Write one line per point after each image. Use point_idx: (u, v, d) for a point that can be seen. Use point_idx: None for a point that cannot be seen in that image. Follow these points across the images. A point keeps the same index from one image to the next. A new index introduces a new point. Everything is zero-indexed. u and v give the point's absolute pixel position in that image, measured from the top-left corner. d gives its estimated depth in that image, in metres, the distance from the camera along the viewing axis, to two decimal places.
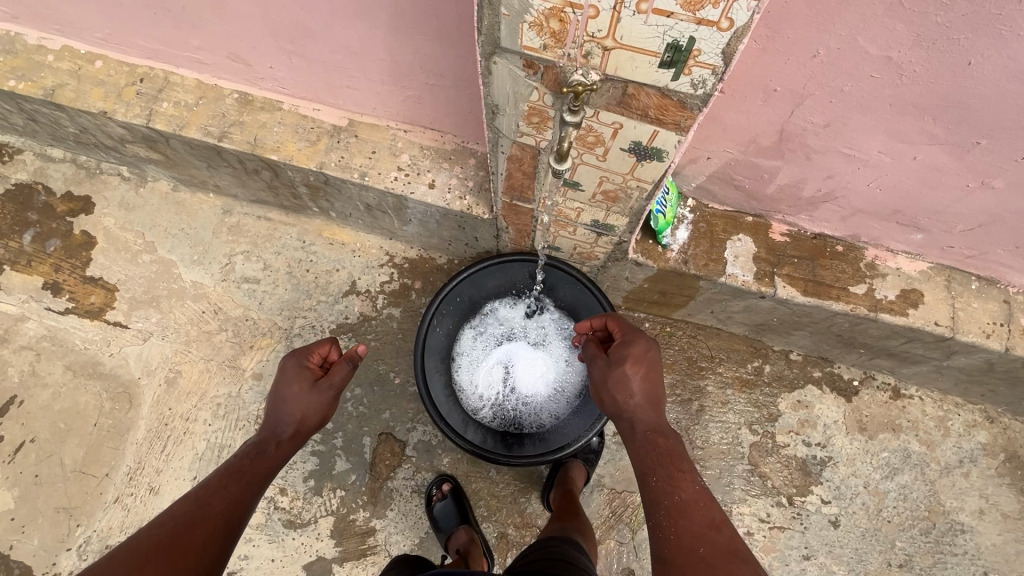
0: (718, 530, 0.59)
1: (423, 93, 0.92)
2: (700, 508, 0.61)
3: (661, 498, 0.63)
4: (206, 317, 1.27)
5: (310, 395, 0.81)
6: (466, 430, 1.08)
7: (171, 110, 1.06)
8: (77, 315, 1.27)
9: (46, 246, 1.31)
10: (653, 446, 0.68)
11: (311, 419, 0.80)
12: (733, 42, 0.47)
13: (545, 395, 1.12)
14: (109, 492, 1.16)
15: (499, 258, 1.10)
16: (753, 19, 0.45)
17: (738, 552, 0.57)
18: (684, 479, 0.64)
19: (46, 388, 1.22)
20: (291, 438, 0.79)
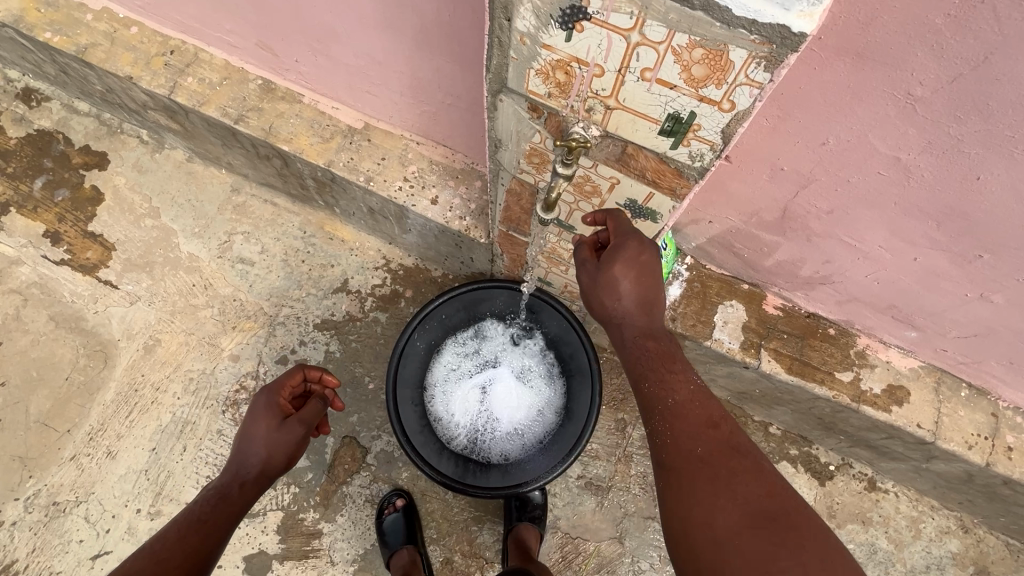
0: (759, 470, 0.55)
1: (438, 110, 0.93)
2: (734, 451, 0.57)
3: (690, 451, 0.57)
4: (195, 290, 1.27)
5: (278, 433, 0.76)
6: (439, 460, 1.06)
7: (194, 86, 1.07)
8: (71, 268, 1.28)
9: (54, 195, 1.32)
10: (677, 393, 0.62)
11: (277, 457, 0.75)
12: (733, 124, 0.46)
13: (515, 425, 1.11)
14: (67, 449, 1.16)
15: (492, 282, 1.09)
16: (756, 106, 0.44)
17: (781, 491, 0.54)
18: (713, 422, 0.60)
19: (27, 334, 1.23)
20: (256, 479, 0.74)
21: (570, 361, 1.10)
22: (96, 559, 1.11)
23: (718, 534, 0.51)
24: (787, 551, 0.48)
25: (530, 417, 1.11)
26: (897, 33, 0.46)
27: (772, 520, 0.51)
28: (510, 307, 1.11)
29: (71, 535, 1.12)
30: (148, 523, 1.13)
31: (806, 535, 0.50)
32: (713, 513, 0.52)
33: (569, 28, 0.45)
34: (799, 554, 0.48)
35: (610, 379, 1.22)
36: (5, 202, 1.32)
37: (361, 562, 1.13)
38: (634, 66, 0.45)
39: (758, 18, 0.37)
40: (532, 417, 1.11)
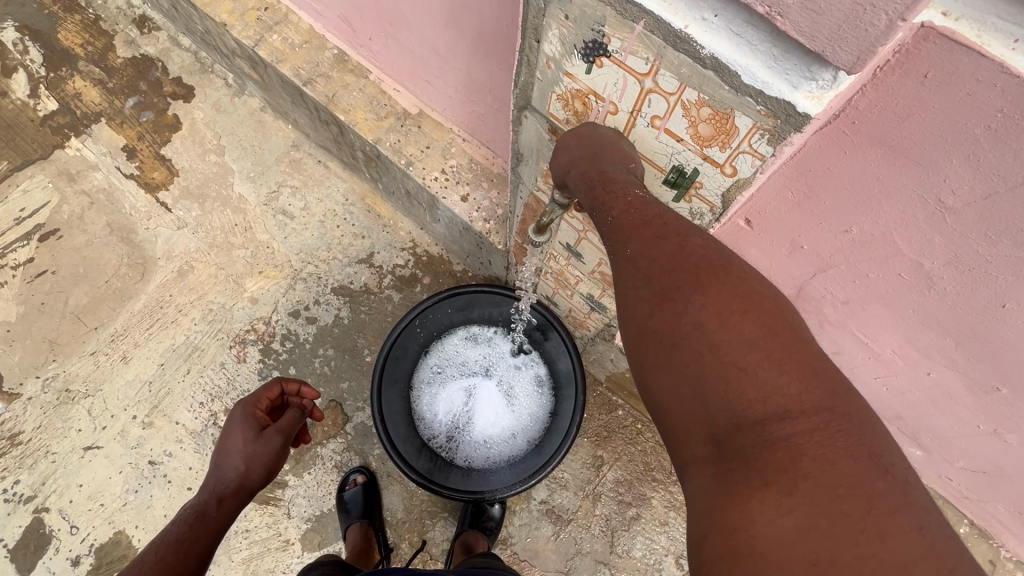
0: (743, 314, 0.41)
1: (487, 113, 0.95)
2: (710, 303, 0.42)
3: (658, 326, 0.43)
4: (236, 230, 1.36)
5: (256, 446, 0.79)
6: (416, 456, 1.08)
7: (277, 43, 1.14)
8: (137, 183, 1.39)
9: (140, 115, 1.43)
10: (645, 252, 0.45)
11: (255, 470, 0.77)
12: (733, 189, 0.49)
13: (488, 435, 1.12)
14: (90, 344, 1.28)
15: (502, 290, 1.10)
16: (756, 176, 0.47)
17: (772, 313, 0.41)
18: (688, 273, 0.43)
19: (84, 234, 1.35)
20: (234, 493, 0.77)
21: (557, 385, 1.10)
22: (89, 450, 1.22)
23: (697, 419, 0.40)
24: (786, 409, 0.37)
25: (505, 432, 1.11)
26: (933, 133, 0.43)
27: (768, 381, 0.38)
28: (513, 318, 1.12)
29: (73, 422, 1.23)
30: (139, 430, 1.23)
31: (805, 369, 0.39)
32: (689, 399, 0.40)
33: (590, 62, 0.47)
34: (795, 406, 0.37)
35: (598, 414, 1.20)
36: (97, 111, 1.43)
37: (314, 522, 1.16)
38: (646, 112, 0.48)
39: (765, 89, 0.40)
40: (507, 432, 1.11)
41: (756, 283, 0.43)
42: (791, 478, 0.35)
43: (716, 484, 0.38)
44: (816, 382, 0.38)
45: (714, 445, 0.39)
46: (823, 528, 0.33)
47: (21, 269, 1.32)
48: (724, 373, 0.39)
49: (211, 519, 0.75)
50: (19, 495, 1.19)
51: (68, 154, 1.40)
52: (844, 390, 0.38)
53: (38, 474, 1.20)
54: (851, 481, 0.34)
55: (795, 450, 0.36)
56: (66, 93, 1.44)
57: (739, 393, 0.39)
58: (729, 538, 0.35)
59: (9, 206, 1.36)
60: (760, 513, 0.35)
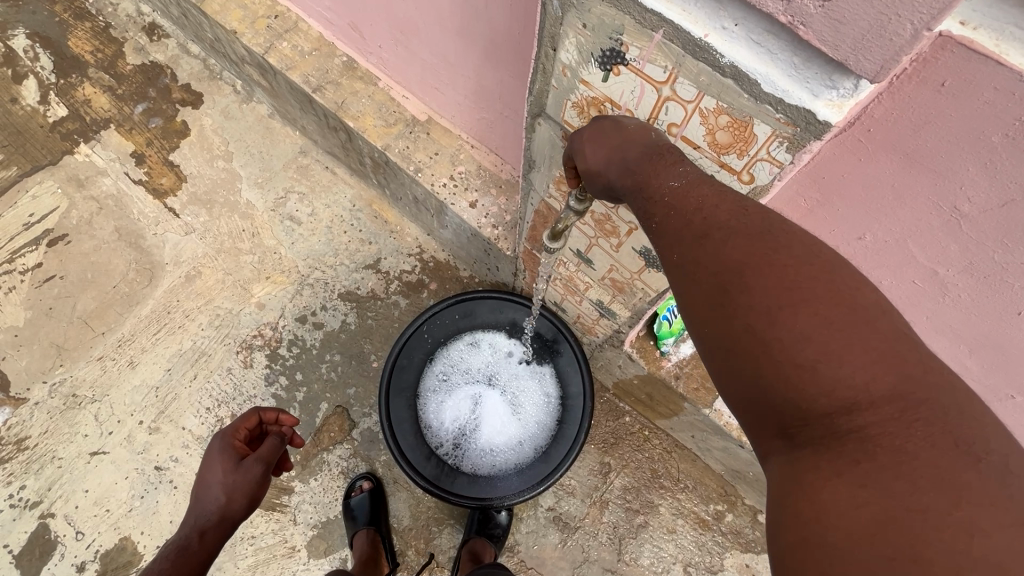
0: (798, 304, 0.38)
1: (496, 120, 0.95)
2: (764, 297, 0.39)
3: (712, 329, 0.42)
4: (243, 236, 1.37)
5: (234, 477, 0.79)
6: (426, 462, 1.08)
7: (287, 51, 1.15)
8: (145, 189, 1.40)
9: (149, 121, 1.44)
10: (693, 253, 0.44)
11: (236, 501, 0.77)
12: (749, 196, 0.50)
13: (499, 441, 1.11)
14: (97, 349, 1.28)
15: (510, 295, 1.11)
16: (773, 183, 0.47)
17: (833, 297, 0.38)
18: (737, 269, 0.41)
19: (92, 239, 1.36)
20: (216, 524, 0.77)
21: (567, 391, 1.09)
22: (95, 455, 1.22)
23: (766, 414, 0.40)
24: (854, 403, 0.36)
25: (515, 438, 1.11)
26: (950, 141, 0.43)
27: (830, 375, 0.36)
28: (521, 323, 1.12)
29: (80, 427, 1.23)
30: (146, 435, 1.23)
31: (871, 355, 0.36)
32: (753, 399, 0.40)
33: (607, 70, 0.47)
34: (863, 398, 0.35)
35: (606, 420, 1.19)
36: (106, 118, 1.44)
37: (320, 529, 1.16)
38: (662, 119, 0.49)
39: (785, 98, 0.40)
40: (517, 439, 1.11)
41: (816, 261, 0.40)
42: (867, 470, 0.35)
43: (788, 475, 0.38)
44: (887, 369, 0.35)
45: (786, 437, 0.39)
46: (904, 524, 0.32)
47: (29, 274, 1.33)
48: (784, 372, 0.38)
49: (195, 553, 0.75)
50: (26, 500, 1.19)
51: (76, 159, 1.41)
52: (922, 372, 0.35)
53: (45, 479, 1.20)
54: (932, 475, 0.33)
55: (870, 441, 0.35)
56: (76, 100, 1.45)
57: (802, 391, 0.37)
58: (801, 530, 0.36)
59: (18, 211, 1.37)
60: (834, 505, 0.35)
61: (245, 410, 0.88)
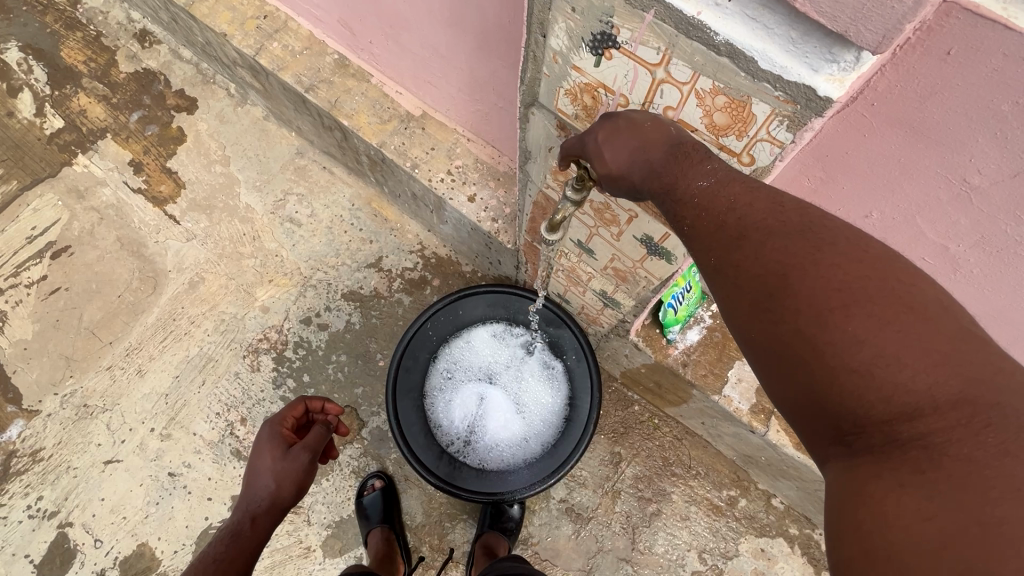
0: (851, 306, 0.38)
1: (491, 112, 0.94)
2: (812, 300, 0.39)
3: (761, 332, 0.42)
4: (244, 240, 1.37)
5: (285, 463, 0.79)
6: (443, 463, 1.08)
7: (278, 51, 1.14)
8: (145, 197, 1.40)
9: (145, 129, 1.44)
10: (731, 256, 0.44)
11: (287, 487, 0.78)
12: (751, 178, 0.48)
13: (514, 437, 1.11)
14: (106, 359, 1.29)
15: (509, 289, 1.10)
16: (775, 163, 0.46)
17: (888, 297, 0.37)
18: (781, 272, 0.41)
19: (95, 249, 1.36)
20: (266, 511, 0.77)
21: (574, 385, 1.09)
22: (109, 464, 1.23)
23: (822, 422, 0.40)
24: (916, 408, 0.36)
25: (531, 433, 1.10)
26: (959, 113, 0.42)
27: (890, 379, 0.36)
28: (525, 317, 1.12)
29: (93, 437, 1.24)
30: (158, 443, 1.24)
31: (934, 357, 0.35)
32: (807, 404, 0.40)
33: (599, 54, 0.46)
34: (927, 404, 0.35)
35: (614, 410, 1.19)
36: (102, 127, 1.44)
37: (334, 528, 1.16)
38: (658, 103, 0.47)
39: (783, 74, 0.39)
40: (535, 433, 1.10)
41: (863, 259, 0.39)
42: (931, 479, 0.34)
43: (847, 484, 0.38)
44: (950, 371, 0.35)
45: (845, 443, 0.39)
46: (971, 534, 0.32)
47: (34, 287, 1.33)
48: (839, 376, 0.38)
49: (246, 536, 0.75)
50: (43, 511, 1.20)
51: (75, 170, 1.41)
52: (990, 375, 0.35)
53: (61, 489, 1.21)
54: (1003, 482, 0.32)
55: (934, 449, 0.35)
56: (71, 111, 1.45)
57: (859, 396, 0.37)
58: (860, 538, 0.36)
59: (20, 224, 1.37)
60: (895, 515, 0.35)
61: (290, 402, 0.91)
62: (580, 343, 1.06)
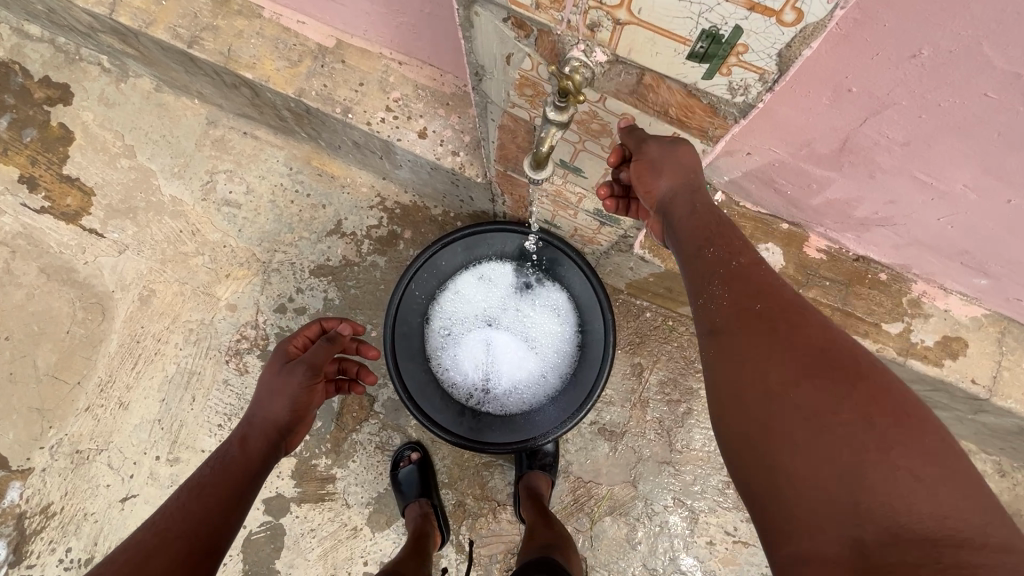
0: (883, 421, 0.40)
1: (418, 23, 0.77)
2: (845, 407, 0.41)
3: (772, 404, 0.44)
4: (184, 237, 1.21)
5: (281, 376, 0.80)
6: (459, 421, 1.03)
7: (137, 2, 0.91)
8: (53, 216, 1.21)
9: (21, 135, 1.21)
10: (744, 324, 0.49)
11: (281, 399, 0.78)
12: (795, 41, 0.38)
13: (525, 378, 1.06)
14: (81, 400, 1.18)
15: (489, 225, 1.00)
16: (829, 15, 0.35)
17: (914, 432, 0.40)
18: (811, 363, 0.44)
19: (21, 288, 1.20)
20: (262, 427, 0.78)
21: (580, 307, 1.03)
22: (126, 501, 1.17)
23: (820, 504, 0.40)
24: (935, 528, 0.37)
25: (541, 370, 1.06)
26: None
27: (912, 496, 0.38)
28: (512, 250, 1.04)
29: (99, 479, 1.17)
30: (168, 468, 1.17)
31: (956, 493, 0.38)
32: (811, 488, 0.40)
33: None
34: (943, 524, 0.37)
35: (626, 322, 1.14)
36: None
37: (375, 504, 1.14)
38: None
39: None
40: (544, 369, 1.05)
41: (901, 401, 0.42)
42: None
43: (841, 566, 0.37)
44: (971, 511, 0.37)
45: (837, 533, 0.38)
46: None
47: None
48: (862, 475, 0.39)
49: (237, 458, 0.75)
50: (77, 560, 1.15)
51: None
52: (1000, 524, 0.37)
53: (87, 536, 1.16)
54: None
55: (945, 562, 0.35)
56: None
57: (878, 492, 0.38)
58: None
59: None
60: None
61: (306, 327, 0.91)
62: (580, 265, 0.98)
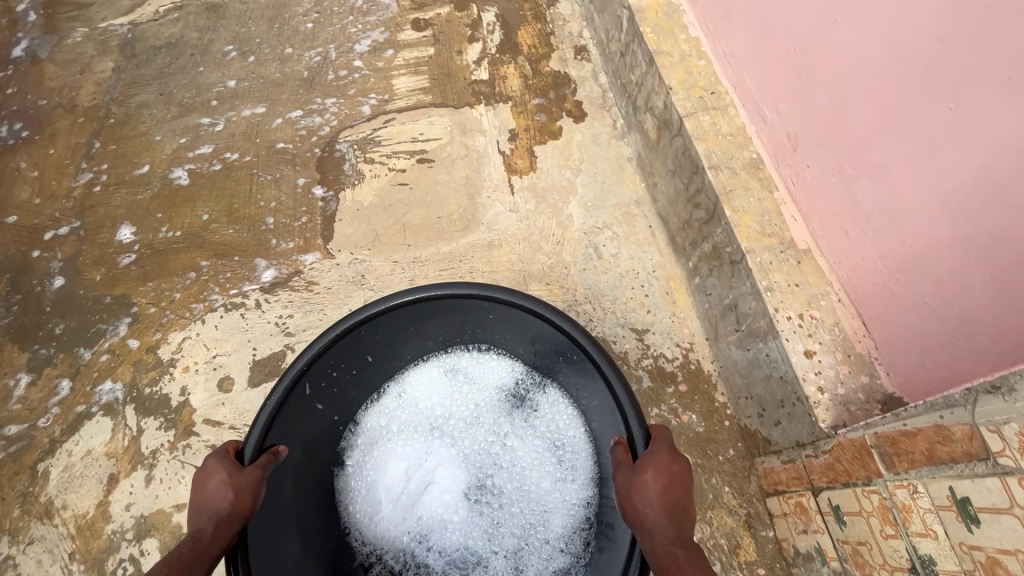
0: None
1: (901, 298, 0.89)
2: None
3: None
4: (550, 239, 1.46)
5: (239, 477, 0.85)
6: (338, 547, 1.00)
7: (705, 124, 1.21)
8: (502, 161, 1.59)
9: (536, 114, 1.67)
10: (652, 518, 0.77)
11: (242, 500, 0.83)
12: None
13: (466, 526, 1.03)
14: (397, 255, 1.47)
15: (461, 289, 1.03)
16: None
17: None
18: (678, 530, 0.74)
19: (445, 173, 1.58)
20: (223, 519, 0.80)
21: (586, 448, 1.03)
22: None
23: None
24: None
25: (508, 511, 1.04)
26: None
27: None
28: (515, 362, 1.12)
29: (350, 302, 1.43)
30: None
31: None
32: None
33: None
34: None
35: None
36: (509, 97, 1.71)
37: None
38: None
39: None
40: (512, 509, 1.03)
41: None
42: None
43: None
44: None
45: None
46: None
47: (393, 173, 1.59)
48: None
49: (199, 543, 0.76)
50: (286, 328, 1.41)
51: (472, 114, 1.69)
52: None
53: (307, 322, 1.41)
54: None
55: None
56: (498, 74, 1.76)
57: None
58: None
59: (414, 127, 1.67)
60: None
61: (228, 449, 0.90)
62: (608, 376, 0.93)
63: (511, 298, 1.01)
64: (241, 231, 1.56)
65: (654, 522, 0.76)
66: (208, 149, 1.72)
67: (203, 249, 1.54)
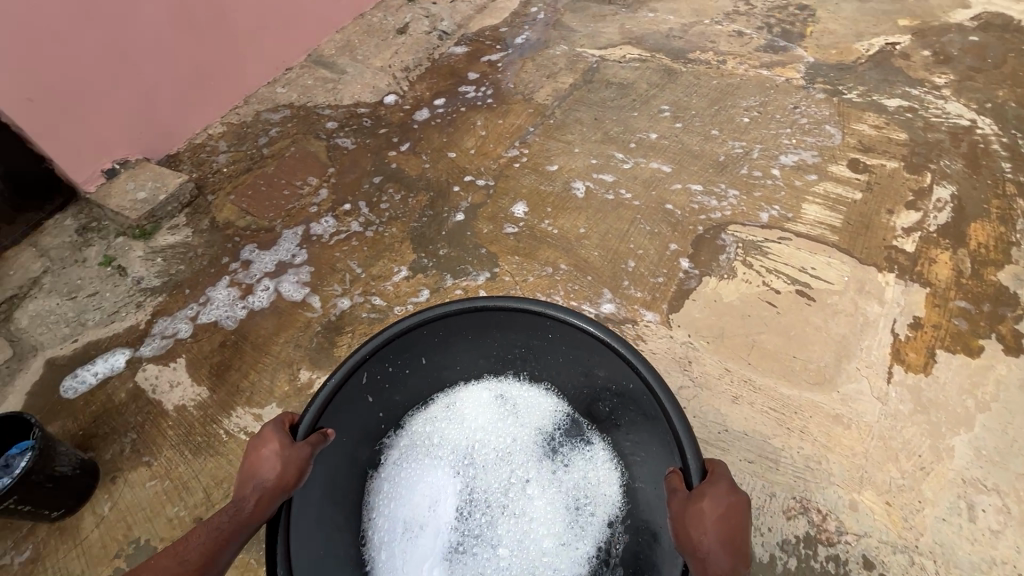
0: None
1: None
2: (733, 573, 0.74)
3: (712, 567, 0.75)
4: (912, 457, 1.25)
5: (289, 452, 0.90)
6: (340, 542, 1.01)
7: None
8: (891, 343, 1.42)
9: (954, 317, 1.45)
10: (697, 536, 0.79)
11: (289, 473, 0.89)
12: None
13: (451, 557, 1.05)
14: (732, 365, 1.40)
15: (533, 303, 1.10)
16: None
17: None
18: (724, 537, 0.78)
19: (821, 320, 1.47)
20: (270, 493, 0.86)
21: (620, 514, 1.06)
22: None
23: None
24: None
25: (502, 555, 1.05)
26: None
27: None
28: (540, 412, 1.21)
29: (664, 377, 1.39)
30: None
31: None
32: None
33: None
34: None
35: None
36: (929, 283, 1.52)
37: None
38: None
39: None
40: (509, 558, 1.05)
41: None
42: None
43: None
44: None
45: None
46: None
47: (767, 288, 1.54)
48: None
49: (241, 517, 0.83)
50: None
51: (878, 277, 1.54)
52: None
53: None
54: None
55: None
56: (926, 253, 1.59)
57: None
58: None
59: (807, 257, 1.60)
60: None
61: (280, 420, 0.96)
62: (676, 423, 0.93)
63: (575, 318, 1.08)
64: (604, 257, 1.68)
65: (712, 549, 0.77)
66: (610, 178, 1.92)
67: (568, 255, 1.70)
